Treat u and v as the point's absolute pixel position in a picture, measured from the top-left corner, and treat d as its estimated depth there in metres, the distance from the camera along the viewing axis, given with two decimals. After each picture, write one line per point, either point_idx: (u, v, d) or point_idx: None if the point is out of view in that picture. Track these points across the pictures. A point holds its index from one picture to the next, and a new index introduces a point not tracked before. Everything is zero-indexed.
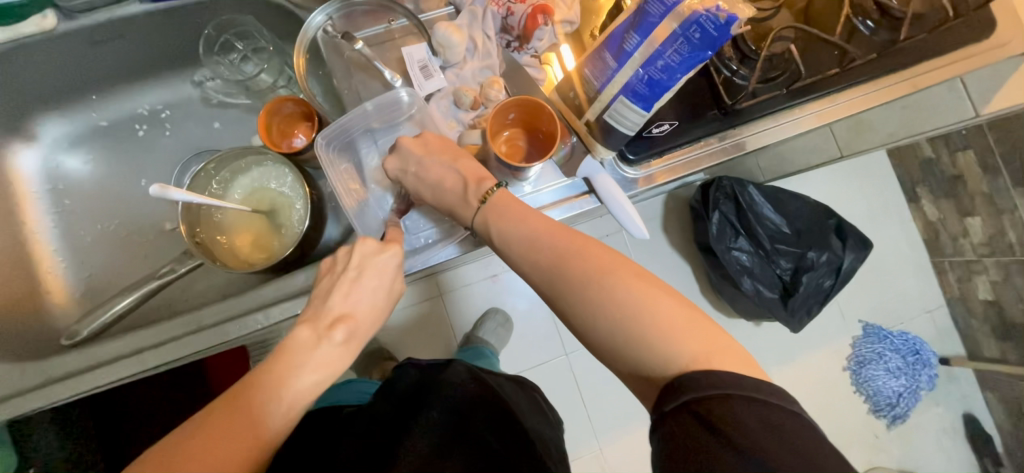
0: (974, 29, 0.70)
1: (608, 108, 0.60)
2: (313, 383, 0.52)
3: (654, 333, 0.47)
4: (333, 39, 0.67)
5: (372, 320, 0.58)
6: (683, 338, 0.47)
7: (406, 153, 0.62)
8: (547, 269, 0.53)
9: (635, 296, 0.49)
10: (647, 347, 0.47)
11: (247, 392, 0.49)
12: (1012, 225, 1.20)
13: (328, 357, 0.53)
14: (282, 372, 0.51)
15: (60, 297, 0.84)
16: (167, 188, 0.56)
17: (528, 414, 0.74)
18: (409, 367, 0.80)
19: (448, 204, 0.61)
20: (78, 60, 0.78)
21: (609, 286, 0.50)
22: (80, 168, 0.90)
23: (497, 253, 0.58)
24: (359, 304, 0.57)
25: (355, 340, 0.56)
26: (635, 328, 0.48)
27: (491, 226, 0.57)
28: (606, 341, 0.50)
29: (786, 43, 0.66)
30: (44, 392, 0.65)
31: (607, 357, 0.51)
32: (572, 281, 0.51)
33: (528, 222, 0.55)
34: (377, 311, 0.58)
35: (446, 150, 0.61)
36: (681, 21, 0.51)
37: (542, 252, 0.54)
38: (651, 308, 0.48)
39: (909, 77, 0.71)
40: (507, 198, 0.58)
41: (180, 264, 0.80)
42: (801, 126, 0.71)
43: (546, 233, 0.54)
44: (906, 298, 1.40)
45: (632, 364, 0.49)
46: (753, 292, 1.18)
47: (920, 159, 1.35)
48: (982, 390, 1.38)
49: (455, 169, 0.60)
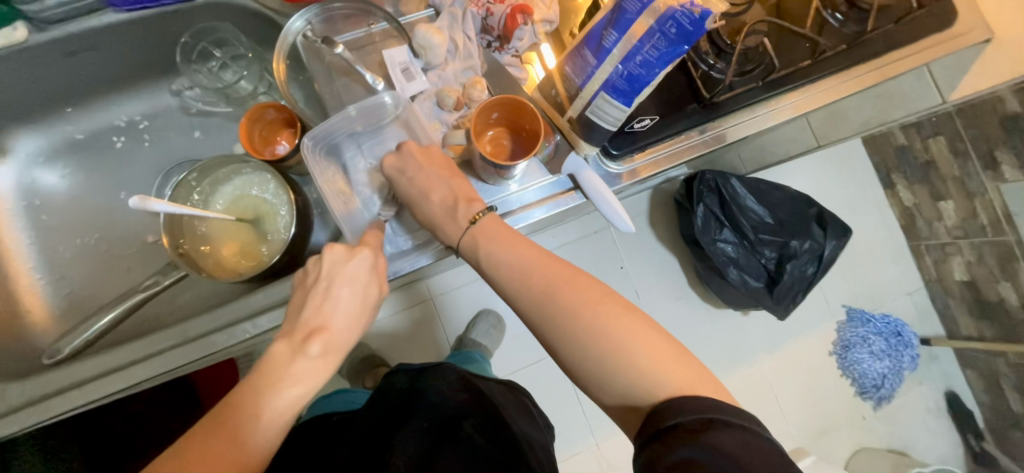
0: (936, 19, 0.73)
1: (590, 104, 0.61)
2: (296, 399, 0.52)
3: (637, 365, 0.51)
4: (313, 44, 0.66)
5: (351, 331, 0.56)
6: (669, 369, 0.50)
7: (408, 155, 0.62)
8: (536, 299, 0.55)
9: (619, 329, 0.52)
10: (630, 378, 0.51)
11: (226, 413, 0.49)
12: (983, 207, 1.22)
13: (308, 372, 0.53)
14: (263, 389, 0.51)
15: (40, 315, 0.82)
16: (148, 200, 0.55)
17: (515, 415, 0.74)
18: (398, 372, 0.79)
19: (430, 218, 0.61)
20: (50, 73, 0.76)
21: (595, 319, 0.52)
22: (56, 182, 0.88)
23: (483, 275, 0.59)
24: (333, 314, 0.56)
25: (334, 351, 0.55)
26: (618, 359, 0.51)
27: (480, 250, 0.58)
28: (592, 371, 0.53)
29: (761, 37, 0.68)
30: (29, 411, 0.64)
31: (590, 385, 0.54)
32: (560, 312, 0.53)
33: (518, 251, 0.57)
34: (353, 321, 0.57)
35: (441, 165, 0.62)
36: (657, 18, 0.52)
37: (530, 283, 0.55)
38: (633, 341, 0.52)
39: (878, 67, 0.72)
40: (495, 224, 0.59)
41: (165, 275, 0.78)
42: (779, 116, 0.72)
43: (533, 264, 0.56)
44: (887, 281, 1.45)
45: (619, 392, 0.52)
46: (739, 281, 1.20)
47: (893, 147, 1.38)
48: (962, 368, 1.42)
49: (447, 186, 0.61)
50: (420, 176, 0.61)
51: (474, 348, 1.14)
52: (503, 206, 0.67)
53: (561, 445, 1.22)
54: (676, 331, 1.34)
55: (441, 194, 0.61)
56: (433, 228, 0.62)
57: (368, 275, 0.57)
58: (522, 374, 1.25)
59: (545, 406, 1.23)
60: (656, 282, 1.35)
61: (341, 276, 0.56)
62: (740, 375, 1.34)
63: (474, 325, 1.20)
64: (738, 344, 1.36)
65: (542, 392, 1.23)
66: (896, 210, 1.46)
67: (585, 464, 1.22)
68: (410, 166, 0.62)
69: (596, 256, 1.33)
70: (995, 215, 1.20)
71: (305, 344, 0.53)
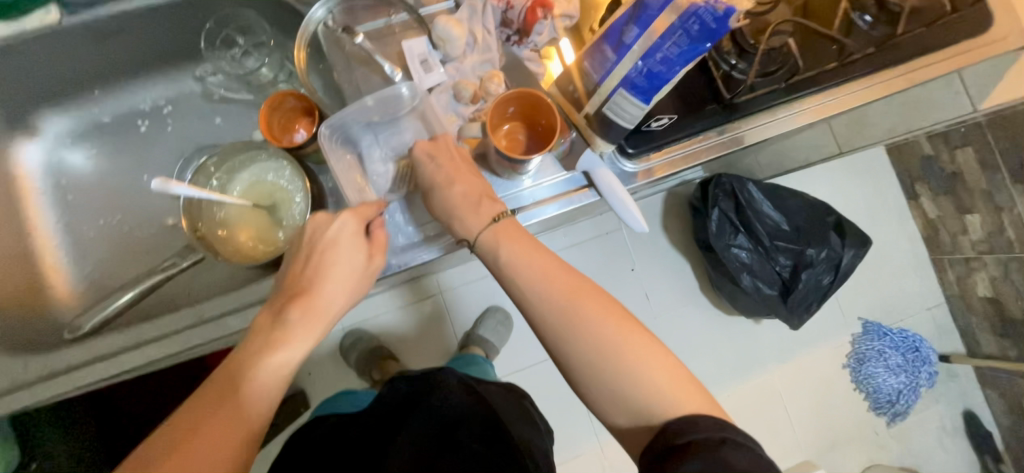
0: (968, 25, 0.71)
1: (608, 101, 0.60)
2: (278, 364, 0.52)
3: (651, 384, 0.51)
4: (334, 34, 0.67)
5: (336, 296, 0.56)
6: (680, 392, 0.51)
7: (444, 143, 0.63)
8: (557, 308, 0.55)
9: (636, 346, 0.52)
10: (644, 396, 0.51)
11: (211, 388, 0.50)
12: (1012, 222, 1.18)
13: (290, 337, 0.53)
14: (243, 361, 0.51)
15: (62, 291, 0.85)
16: (169, 182, 0.56)
17: (516, 421, 0.73)
18: (398, 382, 0.79)
19: (450, 208, 0.61)
20: (80, 56, 0.78)
21: (614, 333, 0.53)
22: (81, 163, 0.90)
23: (498, 274, 0.59)
24: (316, 280, 0.56)
25: (316, 315, 0.55)
26: (633, 375, 0.51)
27: (501, 248, 0.58)
28: (607, 385, 0.52)
29: (784, 38, 0.67)
30: (48, 383, 0.66)
31: (602, 402, 0.53)
32: (579, 323, 0.53)
33: (540, 258, 0.57)
34: (336, 286, 0.56)
35: (467, 163, 0.63)
36: (679, 14, 0.51)
37: (550, 289, 0.55)
38: (650, 360, 0.52)
39: (906, 72, 0.70)
40: (514, 227, 0.60)
41: (182, 258, 0.82)
42: (800, 120, 0.70)
43: (554, 272, 0.56)
44: (906, 295, 1.41)
45: (630, 408, 0.52)
46: (752, 288, 1.18)
47: (919, 157, 1.34)
48: (982, 387, 1.38)
49: (474, 181, 0.61)
50: (449, 166, 0.61)
51: (481, 344, 1.15)
52: (515, 202, 0.67)
53: (564, 445, 1.21)
54: (686, 335, 1.33)
55: (466, 186, 0.61)
56: (450, 220, 0.61)
57: (351, 241, 0.57)
58: (528, 373, 1.24)
59: (550, 404, 1.22)
60: (667, 286, 1.34)
61: (322, 244, 0.56)
62: (749, 383, 1.32)
63: (483, 320, 1.21)
64: (749, 352, 1.34)
65: (547, 391, 1.23)
66: (918, 221, 1.42)
67: (589, 466, 1.21)
68: (442, 155, 0.62)
69: (606, 256, 1.32)
70: None
71: (285, 312, 0.53)
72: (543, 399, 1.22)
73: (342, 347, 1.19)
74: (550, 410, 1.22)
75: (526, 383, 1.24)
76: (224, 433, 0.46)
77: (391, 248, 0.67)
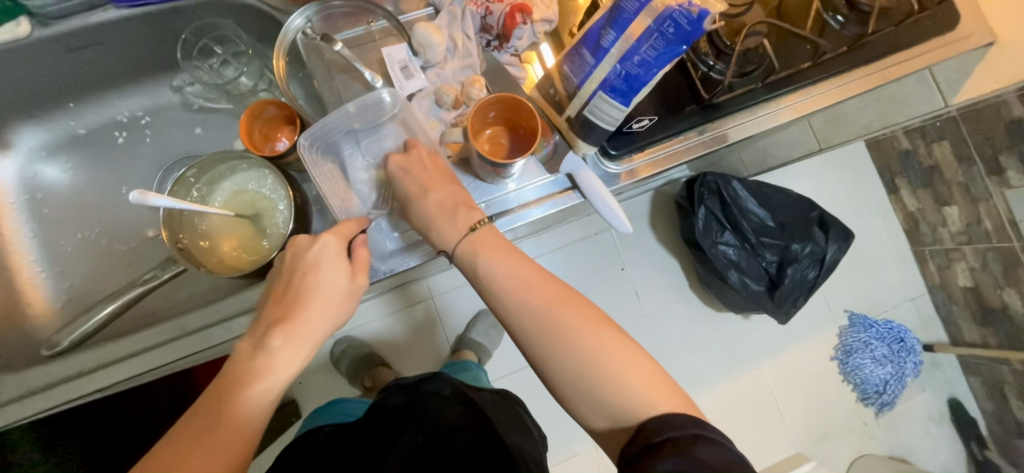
0: (938, 22, 0.73)
1: (588, 104, 0.61)
2: (264, 391, 0.51)
3: (629, 386, 0.52)
4: (313, 42, 0.67)
5: (320, 318, 0.55)
6: (657, 393, 0.52)
7: (416, 158, 0.62)
8: (534, 315, 0.55)
9: (612, 350, 0.53)
10: (622, 398, 0.52)
11: (195, 418, 0.49)
12: (988, 213, 1.21)
13: (273, 364, 0.52)
14: (227, 390, 0.50)
15: (41, 308, 0.83)
16: (148, 194, 0.55)
17: (510, 430, 0.73)
18: (395, 392, 0.79)
19: (426, 219, 0.61)
20: (53, 69, 0.77)
21: (591, 339, 0.53)
22: (58, 177, 0.89)
23: (477, 284, 0.59)
24: (299, 304, 0.55)
25: (301, 340, 0.54)
26: (610, 379, 0.52)
27: (478, 257, 0.58)
28: (584, 390, 0.53)
29: (761, 38, 0.68)
30: (27, 402, 0.64)
31: (581, 406, 0.54)
32: (557, 330, 0.54)
33: (517, 266, 0.57)
34: (322, 308, 0.55)
35: (444, 172, 0.62)
36: (655, 17, 0.52)
37: (527, 297, 0.55)
38: (626, 362, 0.53)
39: (880, 69, 0.72)
40: (493, 234, 0.60)
41: (163, 270, 0.78)
42: (778, 118, 0.71)
43: (532, 280, 0.56)
44: (889, 287, 1.44)
45: (609, 412, 0.52)
46: (739, 285, 1.19)
47: (897, 151, 1.37)
48: (965, 375, 1.41)
49: (451, 189, 0.61)
50: (424, 177, 0.61)
51: (474, 348, 1.15)
52: (500, 205, 0.67)
53: (558, 446, 1.21)
54: (676, 333, 1.34)
55: (442, 194, 0.60)
56: (427, 230, 0.61)
57: (333, 261, 0.56)
58: (521, 376, 1.25)
59: (543, 406, 1.22)
60: (656, 284, 1.35)
61: (304, 265, 0.56)
62: (740, 378, 1.34)
63: (473, 324, 1.21)
64: (738, 347, 1.35)
65: (540, 393, 1.23)
66: (899, 214, 1.45)
67: (584, 466, 1.21)
68: (416, 167, 0.62)
69: (595, 256, 1.33)
70: (1000, 221, 1.19)
71: (268, 339, 0.53)
72: (536, 401, 1.22)
73: (333, 356, 1.18)
74: (543, 411, 1.22)
75: (519, 386, 1.24)
76: (208, 464, 0.46)
77: (379, 254, 0.67)
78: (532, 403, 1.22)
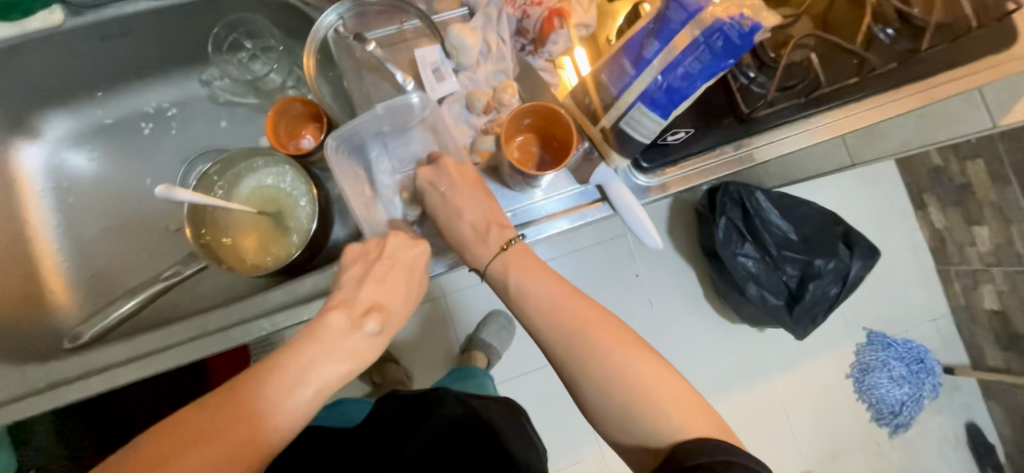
0: (996, 39, 0.69)
1: (625, 115, 0.58)
2: (340, 375, 0.52)
3: (663, 410, 0.50)
4: (345, 40, 0.65)
5: (403, 312, 0.58)
6: (692, 420, 0.50)
7: (445, 171, 0.60)
8: (565, 336, 0.53)
9: (643, 371, 0.51)
10: (652, 421, 0.50)
11: (274, 377, 0.49)
12: (1021, 235, 1.21)
13: (360, 346, 0.54)
14: (314, 357, 0.51)
15: (64, 295, 0.84)
16: (175, 189, 0.55)
17: (514, 443, 0.71)
18: (394, 398, 0.79)
19: (459, 238, 0.60)
20: (83, 58, 0.76)
21: (623, 361, 0.52)
22: (84, 166, 0.89)
23: (509, 300, 0.58)
24: (391, 294, 0.57)
25: (387, 329, 0.57)
26: (642, 402, 0.51)
27: (509, 273, 0.57)
28: (614, 411, 0.52)
29: (807, 51, 0.64)
30: (48, 395, 0.64)
31: (610, 426, 0.53)
32: (588, 352, 0.52)
33: (548, 285, 0.56)
34: (406, 304, 0.59)
35: (474, 185, 0.60)
36: (703, 29, 0.50)
37: (560, 317, 0.54)
38: (656, 386, 0.51)
39: (925, 89, 0.70)
40: (524, 254, 0.59)
41: (185, 266, 0.80)
42: (815, 136, 0.69)
43: (565, 298, 0.55)
44: (913, 307, 1.40)
45: (638, 436, 0.51)
46: (758, 298, 1.17)
47: (928, 167, 1.33)
48: (985, 400, 1.37)
49: (479, 206, 0.59)
50: (452, 191, 0.59)
51: (484, 349, 1.15)
52: (527, 215, 0.66)
53: (564, 450, 1.21)
54: (689, 343, 1.32)
55: (474, 214, 0.59)
56: (460, 248, 0.60)
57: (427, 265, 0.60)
58: (531, 379, 1.24)
59: (552, 411, 1.22)
60: (672, 292, 1.33)
61: (406, 263, 0.58)
62: (753, 392, 1.31)
63: (485, 324, 1.21)
64: (753, 360, 1.33)
65: (548, 397, 1.22)
66: (926, 232, 1.41)
67: (589, 471, 1.21)
68: (444, 180, 0.60)
69: (611, 262, 1.31)
70: None
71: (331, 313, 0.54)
72: (544, 404, 1.22)
73: None
74: (551, 415, 1.22)
75: (528, 387, 1.23)
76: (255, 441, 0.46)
77: None
78: (540, 406, 1.21)
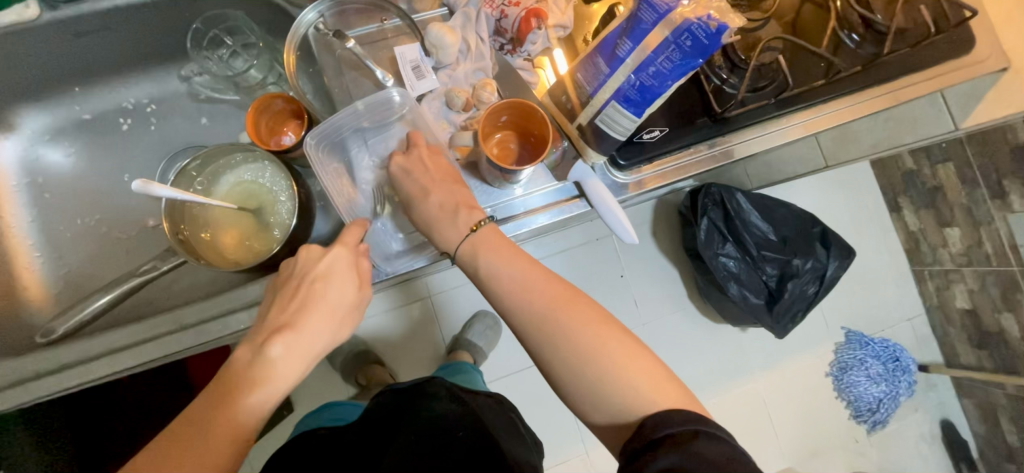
0: (954, 46, 0.72)
1: (600, 113, 0.60)
2: (261, 402, 0.51)
3: (632, 385, 0.51)
4: (325, 37, 0.66)
5: (321, 327, 0.56)
6: (661, 393, 0.51)
7: (416, 155, 0.61)
8: (540, 317, 0.54)
9: (613, 347, 0.53)
10: (625, 396, 0.51)
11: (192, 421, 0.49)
12: (989, 237, 1.21)
13: (275, 371, 0.52)
14: (231, 392, 0.51)
15: (37, 292, 0.82)
16: (151, 184, 0.55)
17: (506, 438, 0.71)
18: (386, 392, 0.79)
19: (426, 218, 0.60)
20: (60, 52, 0.76)
21: (593, 339, 0.53)
22: (60, 161, 0.88)
23: (482, 284, 0.58)
24: (301, 314, 0.55)
25: (300, 351, 0.54)
26: (614, 379, 0.52)
27: (480, 256, 0.58)
28: (586, 387, 0.52)
29: (775, 54, 0.68)
30: (22, 389, 0.64)
31: (582, 403, 0.54)
32: (559, 331, 0.53)
33: (520, 267, 0.57)
34: (323, 318, 0.56)
35: (445, 173, 0.61)
36: (673, 29, 0.51)
37: (531, 298, 0.55)
38: (629, 362, 0.52)
39: (892, 90, 0.72)
40: (495, 234, 0.59)
41: (162, 261, 0.79)
42: (790, 135, 0.71)
43: (536, 280, 0.56)
44: (888, 306, 1.44)
45: (610, 412, 0.52)
46: (739, 298, 1.19)
47: (902, 171, 1.37)
48: (958, 397, 1.41)
49: (450, 190, 0.60)
50: (426, 178, 0.61)
51: (469, 348, 1.15)
52: (507, 210, 0.67)
53: (551, 450, 1.21)
54: (673, 342, 1.33)
55: (442, 195, 0.60)
56: (428, 229, 0.61)
57: (342, 272, 0.57)
58: (516, 379, 1.24)
59: (537, 410, 1.22)
60: (656, 292, 1.35)
61: (313, 275, 0.56)
62: (735, 391, 1.33)
63: (471, 325, 1.20)
64: (735, 359, 1.35)
65: (533, 397, 1.22)
66: (900, 233, 1.45)
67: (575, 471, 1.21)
68: (416, 167, 0.61)
69: (595, 262, 1.32)
70: (1001, 245, 1.19)
71: (268, 348, 0.52)
72: (530, 405, 1.22)
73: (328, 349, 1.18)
74: (537, 416, 1.22)
75: (514, 388, 1.23)
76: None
77: (385, 254, 0.66)
78: (527, 407, 1.21)
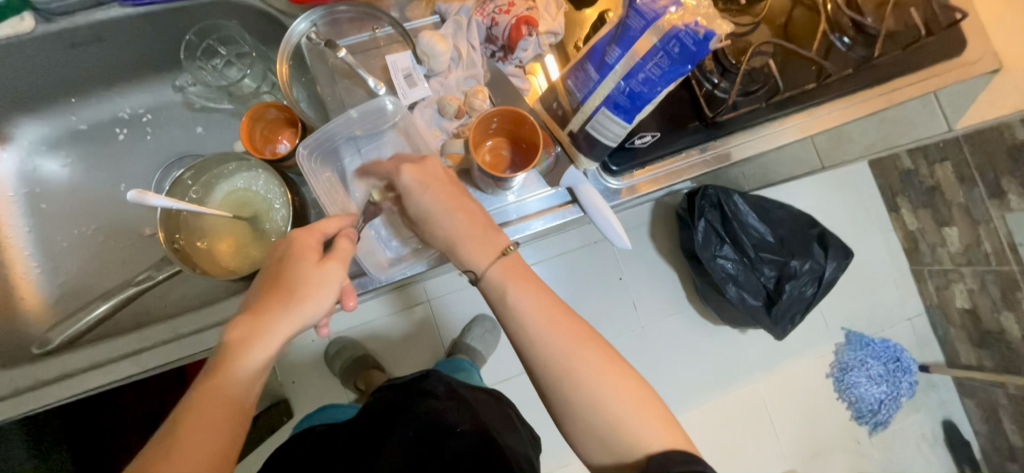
0: (945, 47, 0.72)
1: (591, 119, 0.60)
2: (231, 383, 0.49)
3: (641, 428, 0.52)
4: (317, 47, 0.66)
5: (282, 304, 0.52)
6: (669, 436, 0.52)
7: (430, 168, 0.60)
8: (555, 349, 0.54)
9: (624, 387, 0.53)
10: (629, 434, 0.52)
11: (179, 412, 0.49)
12: (988, 235, 1.21)
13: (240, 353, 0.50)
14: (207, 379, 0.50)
15: (34, 303, 0.82)
16: (146, 194, 0.55)
17: (504, 432, 0.71)
18: (386, 391, 0.80)
19: (451, 237, 0.59)
20: (57, 64, 0.77)
21: (606, 377, 0.53)
22: (56, 172, 0.88)
23: (500, 311, 0.58)
24: (266, 295, 0.53)
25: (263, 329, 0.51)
26: (619, 418, 0.52)
27: (505, 282, 0.58)
28: (596, 424, 0.53)
29: (765, 58, 0.68)
30: (19, 400, 0.64)
31: (588, 440, 0.54)
32: (575, 365, 0.54)
33: (540, 300, 0.57)
34: (281, 295, 0.52)
35: (462, 190, 0.60)
36: (661, 36, 0.52)
37: (551, 331, 0.55)
38: (634, 402, 0.53)
39: (886, 92, 0.72)
40: (518, 262, 0.60)
41: (158, 270, 0.79)
42: (783, 138, 0.72)
43: (556, 313, 0.56)
44: (888, 306, 1.43)
45: (616, 450, 0.52)
46: (738, 299, 1.19)
47: (899, 170, 1.37)
48: (960, 396, 1.41)
49: (476, 210, 0.60)
50: (444, 193, 0.59)
51: (468, 353, 1.14)
52: (500, 217, 0.67)
53: (551, 454, 1.21)
54: (672, 344, 1.33)
55: (468, 215, 0.59)
56: (451, 247, 0.59)
57: (300, 250, 0.55)
58: (515, 383, 1.24)
59: (536, 415, 1.22)
60: (654, 294, 1.35)
61: (275, 261, 0.55)
62: (735, 392, 1.33)
63: (469, 329, 1.20)
64: (734, 361, 1.35)
65: (533, 400, 1.22)
66: (899, 233, 1.45)
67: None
68: (435, 181, 0.59)
69: (593, 265, 1.33)
70: (1000, 244, 1.19)
71: (225, 334, 0.51)
72: (529, 409, 1.21)
73: (327, 355, 1.17)
74: (537, 420, 1.22)
75: (512, 392, 1.23)
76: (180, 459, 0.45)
77: (379, 262, 0.65)
78: (526, 411, 1.21)
